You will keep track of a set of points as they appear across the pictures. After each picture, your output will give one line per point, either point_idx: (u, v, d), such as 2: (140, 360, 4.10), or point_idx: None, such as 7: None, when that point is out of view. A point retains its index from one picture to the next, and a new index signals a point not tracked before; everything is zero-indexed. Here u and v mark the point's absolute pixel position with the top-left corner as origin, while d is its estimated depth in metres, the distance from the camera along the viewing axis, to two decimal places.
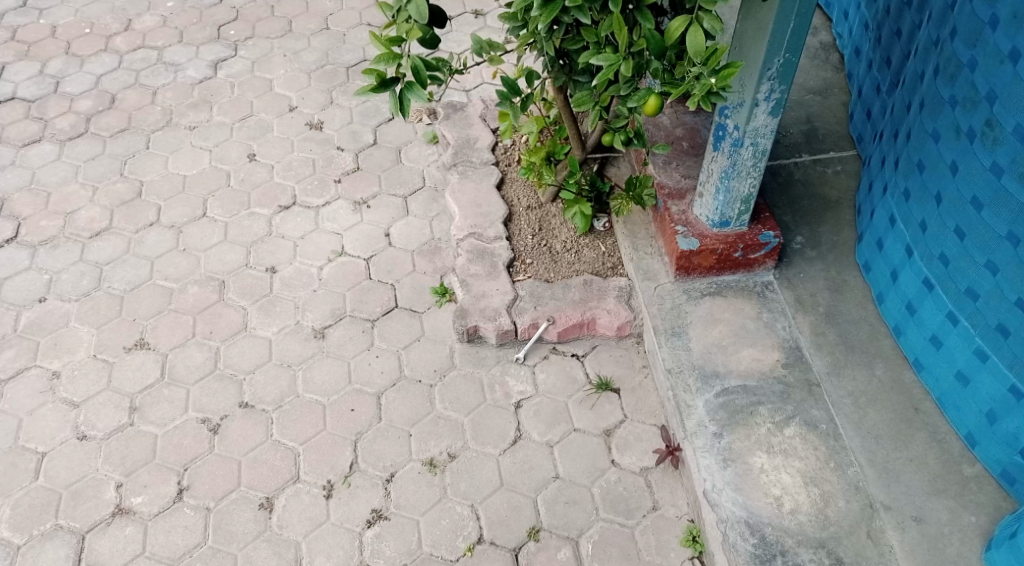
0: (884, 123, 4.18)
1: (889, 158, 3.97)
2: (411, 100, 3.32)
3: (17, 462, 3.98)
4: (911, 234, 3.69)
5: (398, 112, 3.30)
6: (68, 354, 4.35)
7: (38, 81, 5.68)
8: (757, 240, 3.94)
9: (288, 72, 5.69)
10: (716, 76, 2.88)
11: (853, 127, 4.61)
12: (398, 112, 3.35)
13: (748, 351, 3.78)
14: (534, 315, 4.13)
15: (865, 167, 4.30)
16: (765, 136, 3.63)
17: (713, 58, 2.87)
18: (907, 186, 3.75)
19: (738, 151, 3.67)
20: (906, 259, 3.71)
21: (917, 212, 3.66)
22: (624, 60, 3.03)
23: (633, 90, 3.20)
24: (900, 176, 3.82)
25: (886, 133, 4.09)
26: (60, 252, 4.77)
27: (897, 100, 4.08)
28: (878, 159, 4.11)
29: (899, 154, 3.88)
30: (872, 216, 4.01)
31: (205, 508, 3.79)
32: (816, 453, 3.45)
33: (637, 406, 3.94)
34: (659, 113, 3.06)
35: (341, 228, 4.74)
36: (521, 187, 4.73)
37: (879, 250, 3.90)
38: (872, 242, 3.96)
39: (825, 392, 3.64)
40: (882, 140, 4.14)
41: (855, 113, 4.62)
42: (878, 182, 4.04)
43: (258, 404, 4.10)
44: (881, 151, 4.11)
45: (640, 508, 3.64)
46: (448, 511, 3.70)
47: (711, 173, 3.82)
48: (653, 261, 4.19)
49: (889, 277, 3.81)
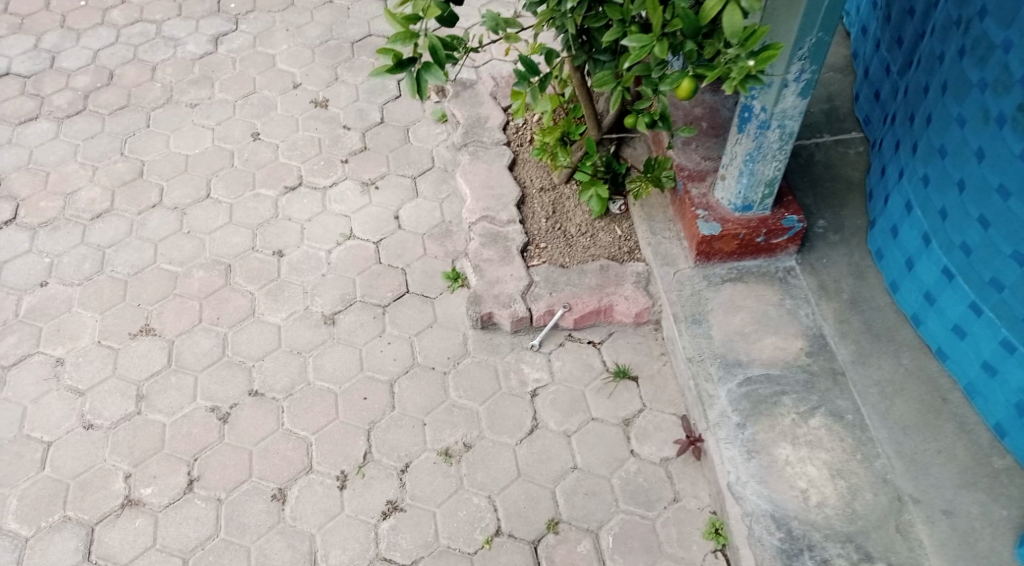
0: (896, 105, 4.07)
1: (903, 141, 3.87)
2: (430, 82, 3.19)
3: (22, 452, 3.89)
4: (929, 222, 3.61)
5: (417, 95, 3.17)
6: (72, 340, 4.25)
7: (33, 56, 5.51)
8: (780, 224, 3.84)
9: (291, 47, 5.54)
10: (754, 60, 2.76)
11: (859, 109, 4.50)
12: (416, 95, 3.22)
13: (771, 339, 3.71)
14: (550, 301, 4.04)
15: (875, 150, 4.20)
16: (792, 118, 3.53)
17: (752, 40, 2.74)
18: (926, 171, 3.65)
19: (764, 133, 3.56)
20: (923, 247, 3.64)
21: (936, 200, 3.57)
22: (657, 41, 2.89)
23: (666, 71, 3.08)
24: (917, 161, 3.72)
25: (898, 116, 3.98)
26: (60, 234, 4.65)
27: (909, 81, 3.96)
28: (891, 142, 4.01)
29: (916, 137, 3.77)
30: (885, 202, 3.91)
31: (217, 499, 3.72)
32: (843, 444, 3.39)
33: (656, 395, 3.86)
34: (692, 97, 2.96)
35: (349, 210, 4.63)
36: (534, 168, 4.61)
37: (893, 237, 3.82)
38: (885, 229, 3.88)
39: (851, 381, 3.57)
40: (894, 122, 4.03)
41: (862, 94, 4.51)
42: (891, 166, 3.94)
43: (268, 392, 4.01)
44: (893, 134, 4.01)
45: (661, 499, 3.57)
46: (464, 502, 3.62)
47: (735, 156, 3.71)
48: (672, 246, 4.09)
49: (904, 266, 3.73)
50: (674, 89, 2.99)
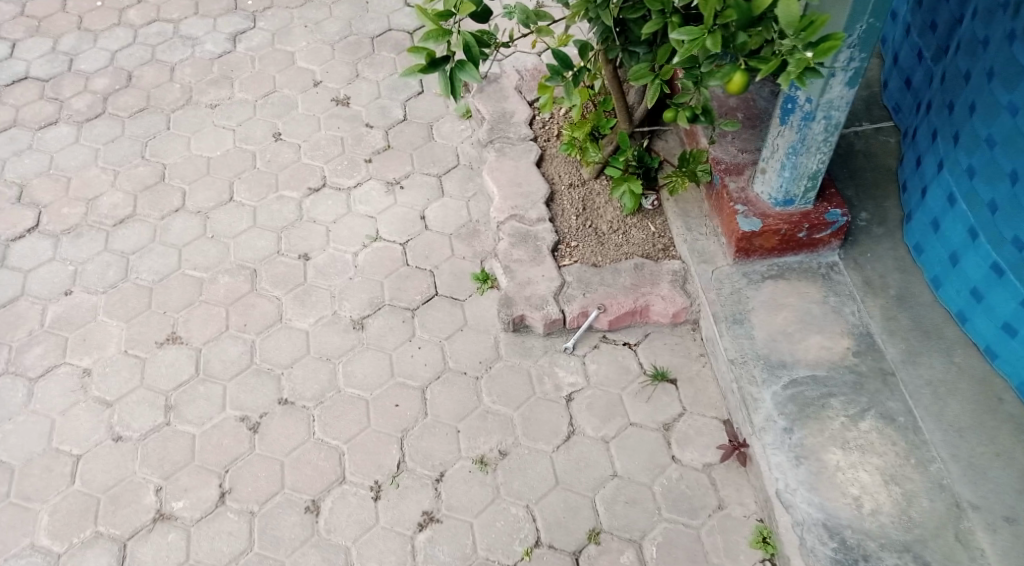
0: (931, 93, 3.90)
1: (942, 131, 3.71)
2: (463, 80, 3.09)
3: (52, 465, 3.83)
4: (975, 215, 3.47)
5: (450, 95, 3.07)
6: (99, 350, 4.18)
7: (51, 59, 5.43)
8: (823, 218, 3.70)
9: (310, 44, 5.43)
10: (813, 50, 2.62)
11: (888, 97, 4.33)
12: (450, 94, 3.12)
13: (816, 338, 3.57)
14: (584, 303, 3.92)
15: (908, 139, 4.03)
16: (839, 109, 3.38)
17: (810, 29, 2.60)
18: (970, 162, 3.50)
19: (809, 124, 3.42)
20: (970, 242, 3.49)
21: (984, 192, 3.43)
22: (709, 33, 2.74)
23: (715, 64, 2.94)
24: (960, 151, 3.57)
25: (934, 104, 3.82)
26: (83, 241, 4.58)
27: (946, 67, 3.80)
28: (926, 131, 3.85)
29: (957, 126, 3.62)
30: (923, 194, 3.76)
31: (250, 512, 3.64)
32: (896, 448, 3.27)
33: (696, 398, 3.74)
34: (746, 90, 2.72)
35: (375, 211, 4.52)
36: (562, 164, 4.49)
37: (934, 231, 3.67)
38: (925, 222, 3.73)
39: (901, 381, 3.44)
40: (929, 111, 3.87)
41: (891, 82, 4.34)
42: (928, 157, 3.78)
43: (298, 400, 3.93)
44: (928, 123, 3.85)
45: (705, 507, 3.46)
46: (502, 512, 3.52)
47: (777, 149, 3.58)
48: (709, 243, 3.96)
49: (949, 261, 3.59)
50: (725, 85, 2.74)
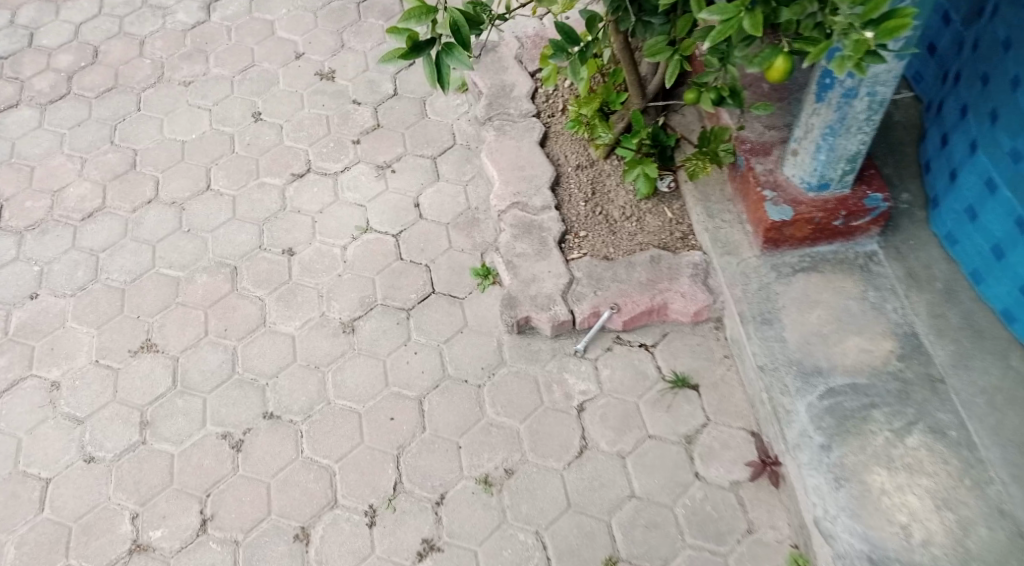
0: (958, 61, 3.48)
1: (975, 107, 3.30)
2: (451, 65, 2.64)
3: (18, 491, 3.55)
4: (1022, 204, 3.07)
5: (437, 84, 2.63)
6: (68, 360, 3.86)
7: (10, 34, 5.01)
8: (863, 204, 3.35)
9: (291, 11, 4.99)
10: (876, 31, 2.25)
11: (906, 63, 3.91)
12: (434, 82, 2.67)
13: (856, 340, 3.22)
14: (596, 301, 3.54)
15: (931, 113, 3.62)
16: (885, 85, 3.01)
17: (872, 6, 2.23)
18: (1014, 145, 3.10)
19: (850, 102, 3.06)
20: (1016, 234, 3.11)
21: None
22: (747, 13, 2.40)
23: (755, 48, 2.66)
24: (1000, 131, 3.16)
25: (964, 74, 3.40)
26: (49, 238, 4.21)
27: (977, 33, 3.37)
28: (954, 106, 3.44)
29: (994, 102, 3.20)
30: (953, 178, 3.36)
31: (233, 541, 3.34)
32: (948, 468, 2.92)
33: (721, 406, 3.39)
34: (788, 77, 2.54)
35: (364, 199, 4.14)
36: (568, 142, 4.09)
37: (970, 220, 3.28)
38: (958, 210, 3.33)
39: (952, 389, 3.08)
40: (957, 83, 3.45)
41: None
42: (957, 134, 3.38)
43: (284, 414, 3.59)
44: (957, 97, 3.43)
45: (733, 532, 3.13)
46: (509, 539, 3.19)
47: (812, 128, 3.23)
48: (733, 233, 3.59)
49: (991, 255, 3.21)
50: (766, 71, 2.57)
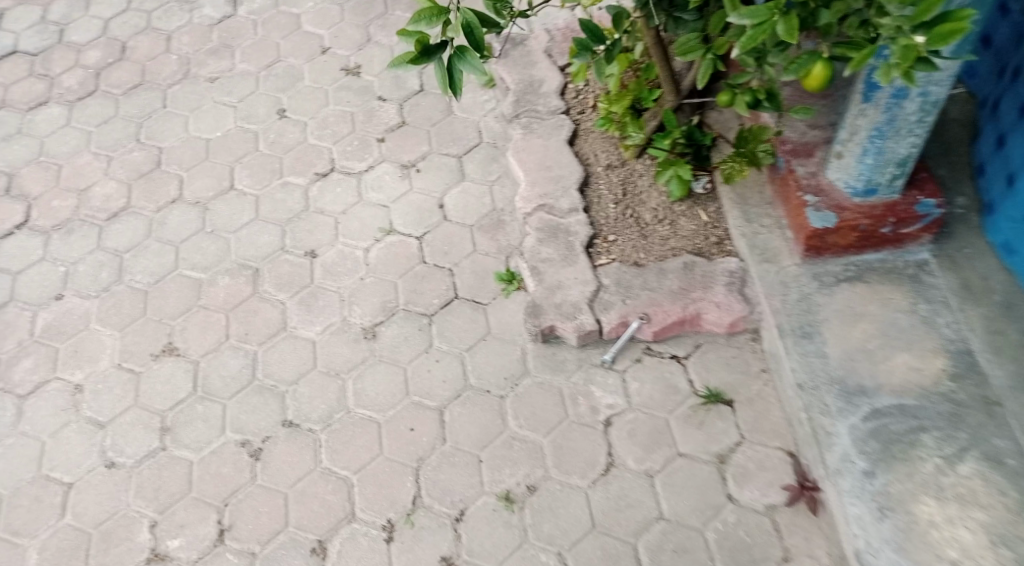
0: (1016, 56, 3.26)
1: None
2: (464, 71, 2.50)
3: (41, 496, 3.52)
4: None
5: (449, 90, 2.50)
6: (91, 363, 3.82)
7: (40, 30, 4.99)
8: (913, 211, 3.15)
9: (318, 5, 4.91)
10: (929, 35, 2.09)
11: None
12: (445, 88, 2.54)
13: (904, 358, 3.04)
14: (624, 311, 3.39)
15: (986, 111, 3.40)
16: (939, 85, 2.82)
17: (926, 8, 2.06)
18: None
19: (900, 103, 2.87)
20: None
21: None
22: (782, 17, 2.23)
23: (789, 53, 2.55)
24: None
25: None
26: (74, 238, 4.18)
27: None
28: (1012, 105, 3.22)
29: None
30: (1011, 184, 3.16)
31: (250, 553, 3.27)
32: (1004, 500, 2.73)
33: (756, 424, 3.23)
34: (826, 86, 2.40)
35: (388, 199, 4.04)
36: (598, 141, 3.94)
37: None
38: (1016, 218, 3.13)
39: (1009, 413, 2.89)
40: (1015, 80, 3.23)
41: None
42: (1016, 136, 3.16)
43: (303, 422, 3.51)
44: (1015, 95, 3.21)
45: (768, 559, 2.98)
46: (530, 560, 3.08)
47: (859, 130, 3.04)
48: (772, 239, 3.41)
49: None
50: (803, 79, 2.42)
